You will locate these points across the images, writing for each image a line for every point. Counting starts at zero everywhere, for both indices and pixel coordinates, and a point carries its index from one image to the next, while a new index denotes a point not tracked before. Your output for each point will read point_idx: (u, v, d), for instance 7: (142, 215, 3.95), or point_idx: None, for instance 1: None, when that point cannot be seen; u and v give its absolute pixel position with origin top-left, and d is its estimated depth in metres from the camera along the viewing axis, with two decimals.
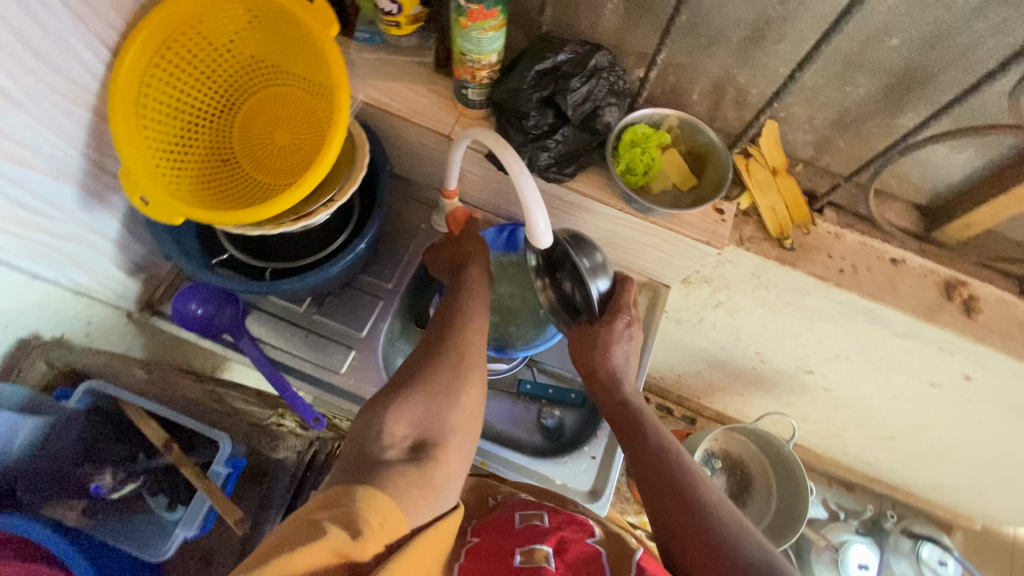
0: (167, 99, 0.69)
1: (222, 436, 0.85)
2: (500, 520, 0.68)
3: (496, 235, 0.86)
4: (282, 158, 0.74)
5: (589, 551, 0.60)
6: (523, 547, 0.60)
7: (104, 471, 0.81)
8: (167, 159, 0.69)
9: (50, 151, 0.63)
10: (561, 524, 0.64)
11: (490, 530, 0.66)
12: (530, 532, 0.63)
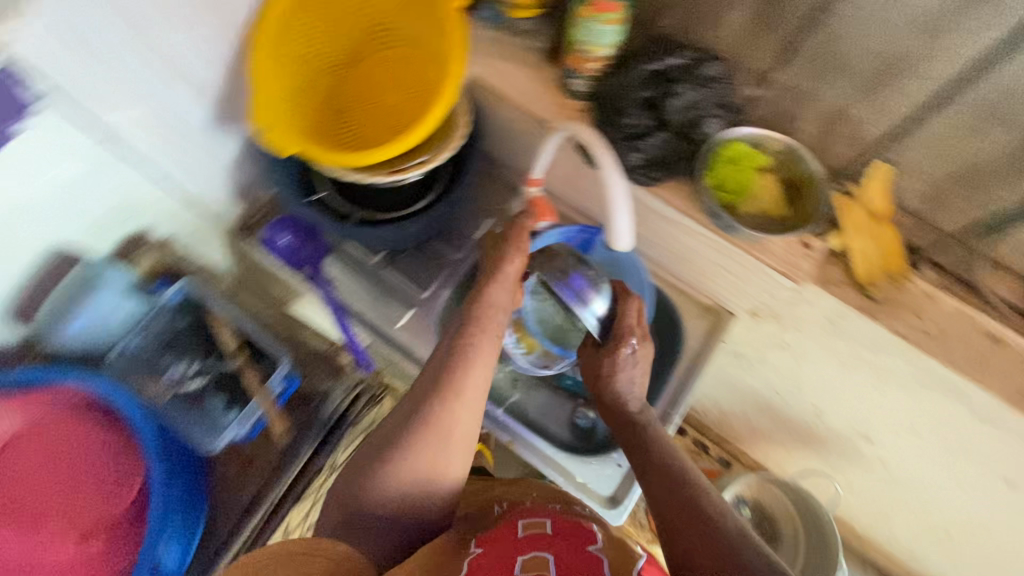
0: (298, 45, 0.75)
1: (284, 354, 0.92)
2: (500, 531, 0.60)
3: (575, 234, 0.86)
4: (388, 115, 0.80)
5: (591, 557, 0.53)
6: (525, 559, 0.54)
7: (182, 361, 0.92)
8: (290, 98, 0.75)
9: (190, 72, 0.70)
10: (564, 532, 0.57)
11: (492, 541, 0.58)
12: (531, 542, 0.56)
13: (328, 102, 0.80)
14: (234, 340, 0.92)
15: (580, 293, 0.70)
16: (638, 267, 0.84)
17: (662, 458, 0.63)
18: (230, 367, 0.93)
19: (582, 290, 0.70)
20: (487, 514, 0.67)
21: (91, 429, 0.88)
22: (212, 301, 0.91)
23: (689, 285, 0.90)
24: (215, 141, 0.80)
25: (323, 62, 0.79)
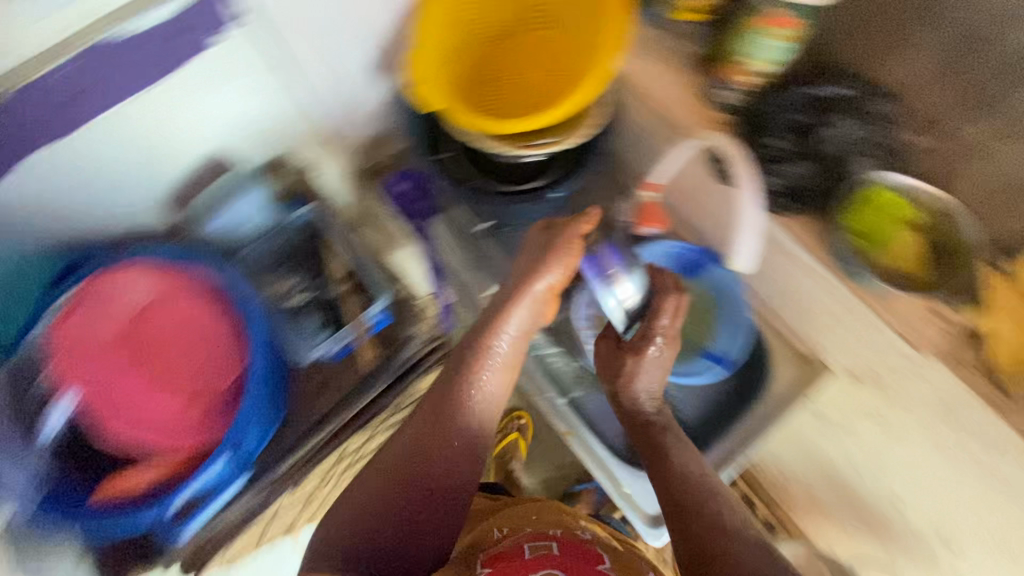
0: (464, 11, 0.79)
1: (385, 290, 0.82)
2: (506, 551, 0.57)
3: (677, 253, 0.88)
4: (529, 93, 0.82)
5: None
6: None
7: (291, 279, 0.84)
8: (445, 59, 0.79)
9: (362, 17, 0.75)
10: (574, 554, 0.54)
11: (498, 560, 0.55)
12: (539, 562, 0.53)
13: (473, 71, 0.83)
14: (347, 274, 0.85)
15: (610, 272, 0.70)
16: (742, 303, 0.85)
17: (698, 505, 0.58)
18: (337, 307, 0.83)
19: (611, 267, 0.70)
20: (490, 535, 0.64)
21: (211, 329, 0.71)
22: (336, 230, 0.85)
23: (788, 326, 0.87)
24: (366, 88, 0.85)
25: (479, 32, 0.82)
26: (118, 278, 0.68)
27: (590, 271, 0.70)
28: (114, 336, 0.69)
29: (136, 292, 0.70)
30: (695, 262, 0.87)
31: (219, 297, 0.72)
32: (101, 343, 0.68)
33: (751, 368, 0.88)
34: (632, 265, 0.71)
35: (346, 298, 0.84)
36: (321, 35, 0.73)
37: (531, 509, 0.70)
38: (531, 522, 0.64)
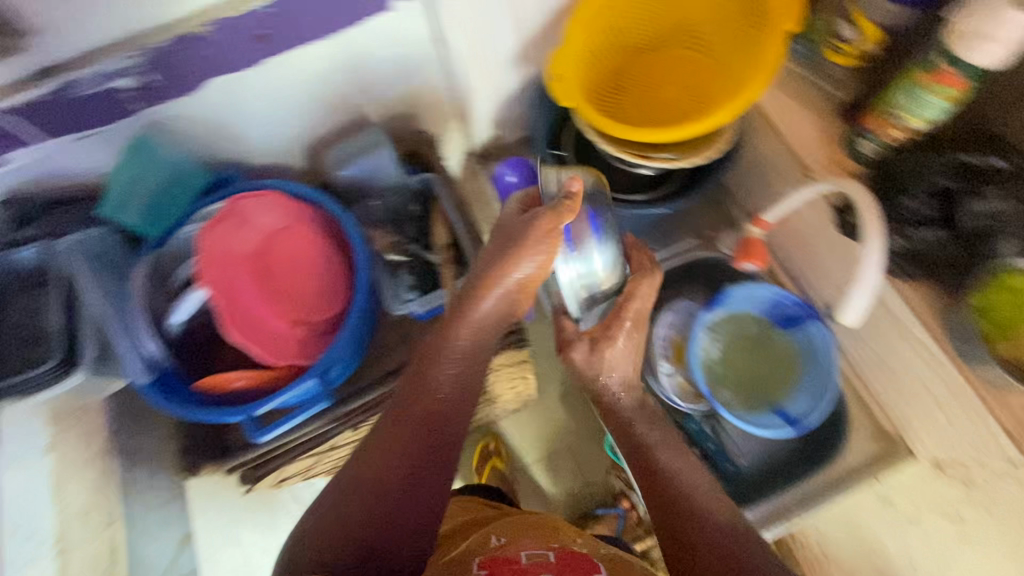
0: (614, 18, 0.81)
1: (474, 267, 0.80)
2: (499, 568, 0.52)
3: (767, 299, 0.85)
4: (658, 108, 0.84)
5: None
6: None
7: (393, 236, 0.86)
8: (585, 60, 0.81)
9: (524, 12, 0.78)
10: (570, 564, 0.53)
11: (497, 561, 0.54)
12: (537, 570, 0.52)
13: (608, 74, 0.85)
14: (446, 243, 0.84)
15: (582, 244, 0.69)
16: (830, 373, 0.81)
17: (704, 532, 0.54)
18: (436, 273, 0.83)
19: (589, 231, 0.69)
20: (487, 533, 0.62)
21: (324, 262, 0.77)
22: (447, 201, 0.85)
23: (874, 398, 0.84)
24: (509, 73, 0.87)
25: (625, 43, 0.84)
26: (259, 204, 0.74)
27: (565, 243, 0.68)
28: (248, 251, 0.76)
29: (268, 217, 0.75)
30: (792, 316, 0.85)
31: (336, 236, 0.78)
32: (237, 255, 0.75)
33: (828, 430, 0.84)
34: (605, 234, 0.70)
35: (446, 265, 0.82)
36: (483, 24, 0.77)
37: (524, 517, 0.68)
38: (528, 524, 0.63)
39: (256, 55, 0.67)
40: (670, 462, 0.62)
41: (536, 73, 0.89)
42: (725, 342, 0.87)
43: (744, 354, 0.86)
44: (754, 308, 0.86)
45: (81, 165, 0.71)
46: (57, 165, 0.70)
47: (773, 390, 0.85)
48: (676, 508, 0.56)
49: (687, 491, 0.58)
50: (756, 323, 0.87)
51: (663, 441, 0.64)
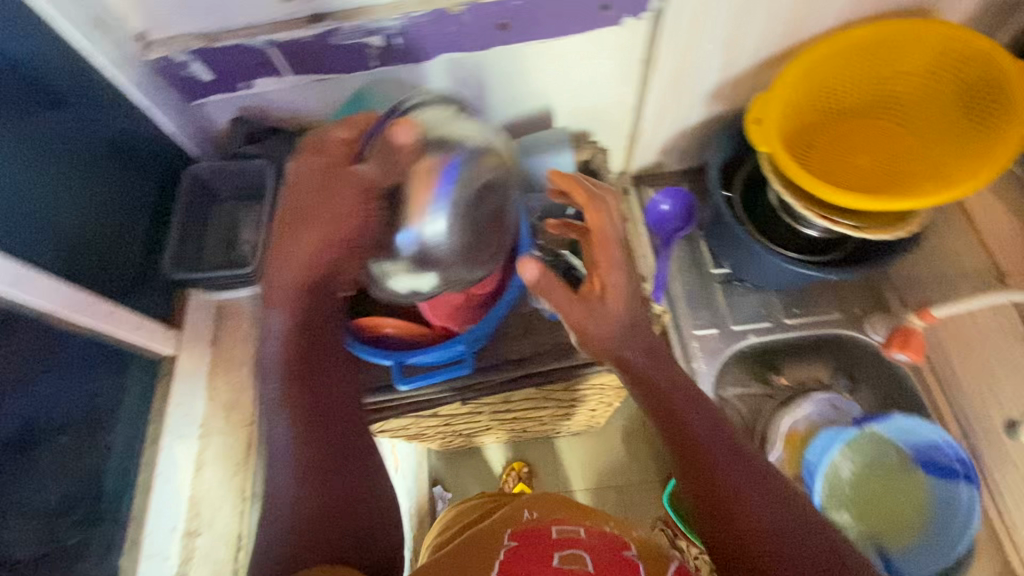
0: (827, 76, 0.80)
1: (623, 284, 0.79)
2: (531, 533, 0.59)
3: (920, 433, 0.82)
4: (848, 175, 0.83)
5: (629, 567, 0.53)
6: (562, 550, 0.54)
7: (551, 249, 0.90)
8: (788, 109, 0.80)
9: (738, 53, 0.79)
10: (600, 537, 0.58)
11: (530, 532, 0.59)
12: (568, 539, 0.56)
13: (804, 131, 0.84)
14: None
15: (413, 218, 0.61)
16: (964, 538, 0.77)
17: (721, 469, 0.52)
18: (580, 278, 0.81)
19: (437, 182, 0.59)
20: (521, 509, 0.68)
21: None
22: None
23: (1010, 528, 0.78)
24: (699, 107, 0.88)
25: (831, 105, 0.83)
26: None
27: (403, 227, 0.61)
28: None
29: None
30: (944, 466, 0.80)
31: None
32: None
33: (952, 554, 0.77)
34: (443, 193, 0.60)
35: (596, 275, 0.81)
36: (696, 55, 0.78)
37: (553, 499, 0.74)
38: (565, 507, 0.68)
39: (489, 40, 0.73)
40: (678, 391, 0.57)
41: (724, 114, 0.90)
42: (857, 465, 0.86)
43: (879, 488, 0.85)
44: (908, 444, 0.83)
45: (308, 102, 0.80)
46: (292, 98, 0.78)
47: (894, 532, 0.82)
48: (692, 444, 0.54)
49: (698, 425, 0.55)
50: (896, 457, 0.84)
51: (662, 368, 0.59)
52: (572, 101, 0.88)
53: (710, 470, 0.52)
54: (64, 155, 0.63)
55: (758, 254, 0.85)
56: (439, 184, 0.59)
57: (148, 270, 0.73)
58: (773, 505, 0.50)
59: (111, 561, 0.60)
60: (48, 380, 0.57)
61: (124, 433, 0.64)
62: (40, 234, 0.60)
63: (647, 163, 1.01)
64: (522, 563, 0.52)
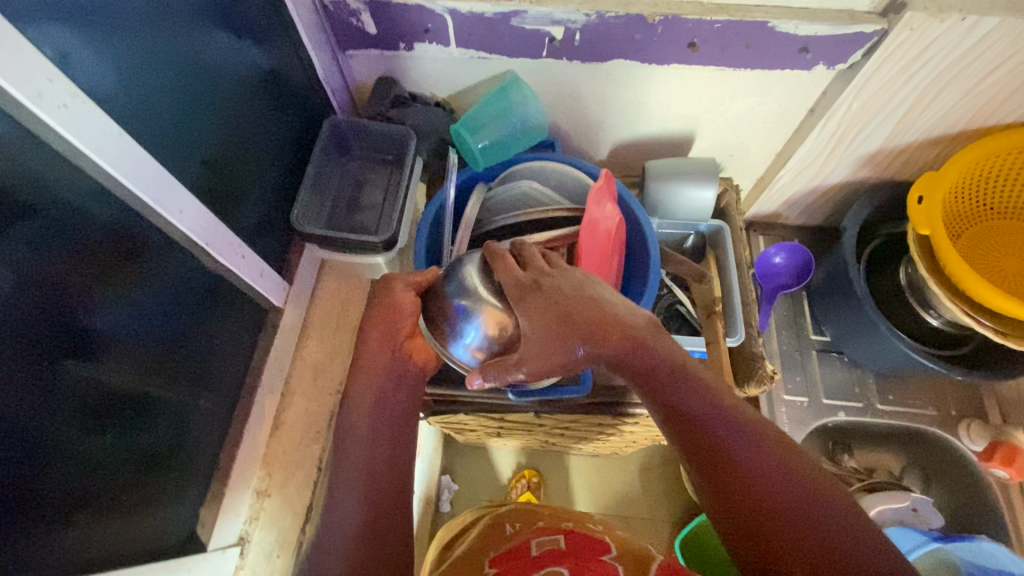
0: (995, 168, 0.76)
1: (735, 335, 0.74)
2: (514, 550, 0.61)
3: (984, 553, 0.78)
4: (991, 274, 0.79)
5: (608, 570, 0.53)
6: (542, 570, 0.54)
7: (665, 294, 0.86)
8: (948, 193, 0.76)
9: (914, 126, 0.75)
10: (577, 544, 0.60)
11: (510, 559, 0.59)
12: (549, 555, 0.57)
13: (956, 219, 0.80)
14: (718, 299, 0.78)
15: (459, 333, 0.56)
16: None
17: (722, 439, 0.46)
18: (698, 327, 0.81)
19: (454, 326, 0.56)
20: (502, 531, 0.69)
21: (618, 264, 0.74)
22: (731, 254, 0.81)
23: None
24: (846, 168, 0.84)
25: (988, 200, 0.80)
26: (609, 193, 0.70)
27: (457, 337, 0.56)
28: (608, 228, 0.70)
29: (609, 207, 0.70)
30: None
31: (635, 243, 0.76)
32: (594, 236, 0.68)
33: None
34: (460, 296, 0.56)
35: (715, 317, 0.77)
36: (872, 118, 0.74)
37: (532, 512, 0.74)
38: (542, 523, 0.68)
39: (669, 56, 0.69)
40: (682, 378, 0.50)
41: (869, 180, 0.86)
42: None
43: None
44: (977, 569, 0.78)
45: (460, 77, 0.76)
46: (444, 70, 0.75)
47: None
48: (686, 419, 0.48)
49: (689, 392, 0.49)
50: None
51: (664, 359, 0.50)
52: (718, 132, 0.84)
53: (709, 439, 0.47)
54: (226, 80, 0.60)
55: (880, 332, 0.80)
56: (450, 309, 0.56)
57: (272, 216, 0.71)
58: (785, 471, 0.44)
59: (193, 510, 0.58)
60: (173, 318, 0.54)
61: (220, 378, 0.62)
62: (189, 152, 0.56)
63: (768, 210, 0.98)
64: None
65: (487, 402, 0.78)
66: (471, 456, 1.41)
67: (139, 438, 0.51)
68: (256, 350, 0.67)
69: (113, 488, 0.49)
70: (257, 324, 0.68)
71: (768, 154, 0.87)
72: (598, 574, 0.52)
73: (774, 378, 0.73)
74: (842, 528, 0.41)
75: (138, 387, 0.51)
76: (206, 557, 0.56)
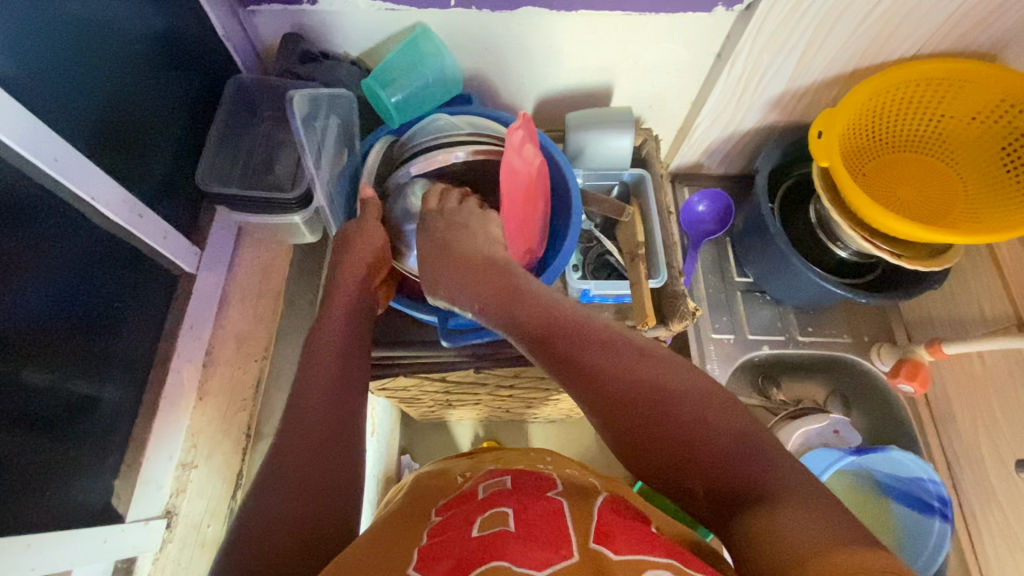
0: (888, 102, 0.81)
1: (657, 277, 0.79)
2: (460, 498, 0.56)
3: (906, 462, 0.84)
4: (890, 202, 0.84)
5: (554, 506, 0.50)
6: (486, 514, 0.49)
7: (591, 246, 0.88)
8: (847, 126, 0.80)
9: (811, 67, 0.79)
10: (524, 484, 0.56)
11: (456, 506, 0.54)
12: (495, 498, 0.52)
13: (857, 156, 0.85)
14: (640, 242, 0.78)
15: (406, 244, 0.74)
16: (934, 544, 0.82)
17: (584, 356, 0.50)
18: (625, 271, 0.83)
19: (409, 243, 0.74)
20: (452, 481, 0.65)
21: (544, 209, 0.76)
22: (653, 201, 0.84)
23: (970, 547, 0.83)
24: (756, 113, 0.87)
25: (883, 134, 0.85)
26: (532, 132, 0.69)
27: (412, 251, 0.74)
28: (532, 170, 0.71)
29: (530, 150, 0.69)
30: (922, 500, 0.83)
31: (560, 189, 0.77)
32: (519, 180, 0.69)
33: (916, 542, 0.83)
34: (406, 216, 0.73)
35: (638, 261, 0.77)
36: (773, 61, 0.77)
37: (485, 460, 0.71)
38: (492, 467, 0.66)
39: (575, 1, 0.69)
40: (569, 323, 0.54)
41: (777, 124, 0.90)
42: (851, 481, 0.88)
43: (866, 497, 0.88)
44: (897, 475, 0.86)
45: (371, 33, 0.74)
46: (352, 27, 0.73)
47: (876, 525, 0.86)
48: (571, 352, 0.51)
49: (557, 321, 0.54)
50: (881, 483, 0.87)
51: (552, 309, 0.56)
52: (635, 83, 0.85)
53: (589, 368, 0.50)
54: (110, 32, 0.56)
55: (792, 265, 0.85)
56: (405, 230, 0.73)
57: (178, 181, 0.68)
58: (646, 377, 0.48)
59: (106, 480, 0.57)
60: (64, 281, 0.51)
61: (127, 348, 0.59)
62: (68, 109, 0.53)
63: (691, 161, 1.01)
64: (446, 540, 0.47)
65: (422, 359, 0.77)
66: (426, 431, 1.41)
67: (33, 407, 0.48)
68: (168, 319, 0.65)
69: (9, 458, 0.46)
70: (167, 293, 0.65)
71: (683, 103, 0.90)
72: (543, 512, 0.49)
73: (697, 315, 0.76)
74: (700, 420, 0.44)
75: (27, 354, 0.48)
76: (125, 529, 0.55)
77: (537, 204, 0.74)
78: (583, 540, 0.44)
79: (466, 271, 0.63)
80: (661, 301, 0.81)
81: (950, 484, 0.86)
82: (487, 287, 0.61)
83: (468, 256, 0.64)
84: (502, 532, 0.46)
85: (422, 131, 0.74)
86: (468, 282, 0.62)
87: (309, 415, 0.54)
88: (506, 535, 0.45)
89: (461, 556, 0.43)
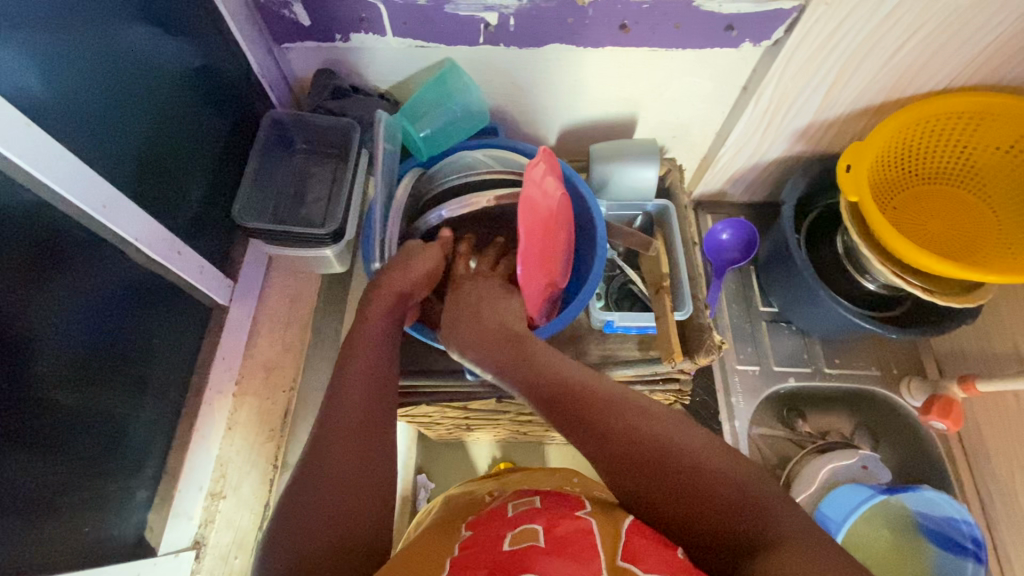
0: (917, 136, 0.80)
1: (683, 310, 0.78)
2: (490, 514, 0.54)
3: (940, 503, 0.81)
4: (920, 236, 0.83)
5: (584, 525, 0.47)
6: (515, 529, 0.48)
7: (615, 277, 0.88)
8: (875, 160, 0.80)
9: (838, 100, 0.78)
10: (554, 503, 0.53)
11: (486, 521, 0.52)
12: (524, 513, 0.51)
13: (885, 189, 0.84)
14: (666, 274, 0.78)
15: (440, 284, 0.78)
16: None
17: (594, 417, 0.51)
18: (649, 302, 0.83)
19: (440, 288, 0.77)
20: (481, 500, 0.64)
21: (568, 243, 0.77)
22: (678, 231, 0.84)
23: None
24: (782, 143, 0.87)
25: (911, 168, 0.85)
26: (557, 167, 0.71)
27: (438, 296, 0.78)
28: (552, 205, 0.71)
29: (552, 182, 0.70)
30: (956, 542, 0.81)
31: (584, 223, 0.78)
32: (543, 213, 0.70)
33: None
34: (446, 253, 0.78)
35: (663, 292, 0.77)
36: (800, 95, 0.77)
37: (512, 483, 0.70)
38: (522, 487, 0.65)
39: (602, 38, 0.70)
40: (580, 385, 0.55)
41: (803, 154, 0.90)
42: (878, 526, 0.86)
43: (892, 540, 0.85)
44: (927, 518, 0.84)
45: (402, 69, 0.76)
46: (383, 61, 0.74)
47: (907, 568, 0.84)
48: (584, 414, 0.52)
49: (573, 382, 0.56)
50: (908, 526, 0.85)
51: (560, 370, 0.57)
52: (661, 114, 0.86)
53: (603, 428, 0.50)
54: (150, 75, 0.59)
55: (819, 297, 0.84)
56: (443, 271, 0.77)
57: (212, 215, 0.70)
58: (659, 434, 0.48)
59: (140, 514, 0.58)
60: (106, 319, 0.53)
61: (161, 379, 0.60)
62: (113, 151, 0.55)
63: (715, 188, 1.01)
64: (472, 556, 0.46)
65: (448, 388, 0.78)
66: (443, 451, 1.41)
67: (74, 443, 0.50)
68: (200, 352, 0.66)
69: (53, 495, 0.48)
70: (202, 324, 0.67)
71: (708, 133, 0.90)
72: (574, 530, 0.47)
73: (723, 348, 0.75)
74: (717, 477, 0.45)
75: (70, 390, 0.50)
76: (156, 562, 0.57)
77: (561, 241, 0.75)
78: (609, 560, 0.43)
79: (480, 333, 0.64)
80: (687, 334, 0.80)
81: (982, 523, 0.85)
82: (501, 342, 0.62)
83: (495, 314, 0.66)
84: (531, 547, 0.45)
85: (449, 168, 0.77)
86: (485, 338, 0.63)
87: (349, 418, 0.53)
88: (536, 550, 0.44)
89: (492, 566, 0.44)
